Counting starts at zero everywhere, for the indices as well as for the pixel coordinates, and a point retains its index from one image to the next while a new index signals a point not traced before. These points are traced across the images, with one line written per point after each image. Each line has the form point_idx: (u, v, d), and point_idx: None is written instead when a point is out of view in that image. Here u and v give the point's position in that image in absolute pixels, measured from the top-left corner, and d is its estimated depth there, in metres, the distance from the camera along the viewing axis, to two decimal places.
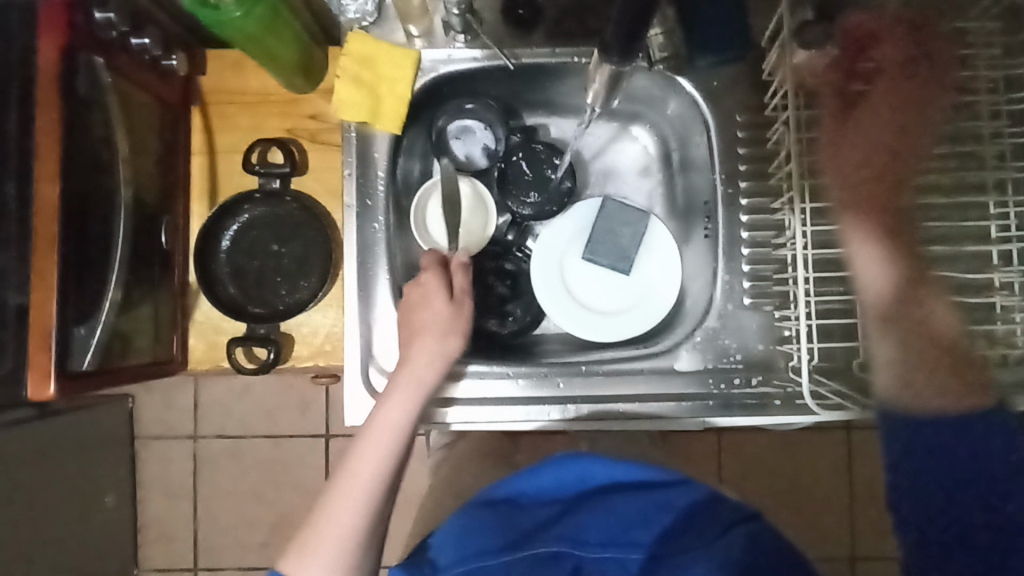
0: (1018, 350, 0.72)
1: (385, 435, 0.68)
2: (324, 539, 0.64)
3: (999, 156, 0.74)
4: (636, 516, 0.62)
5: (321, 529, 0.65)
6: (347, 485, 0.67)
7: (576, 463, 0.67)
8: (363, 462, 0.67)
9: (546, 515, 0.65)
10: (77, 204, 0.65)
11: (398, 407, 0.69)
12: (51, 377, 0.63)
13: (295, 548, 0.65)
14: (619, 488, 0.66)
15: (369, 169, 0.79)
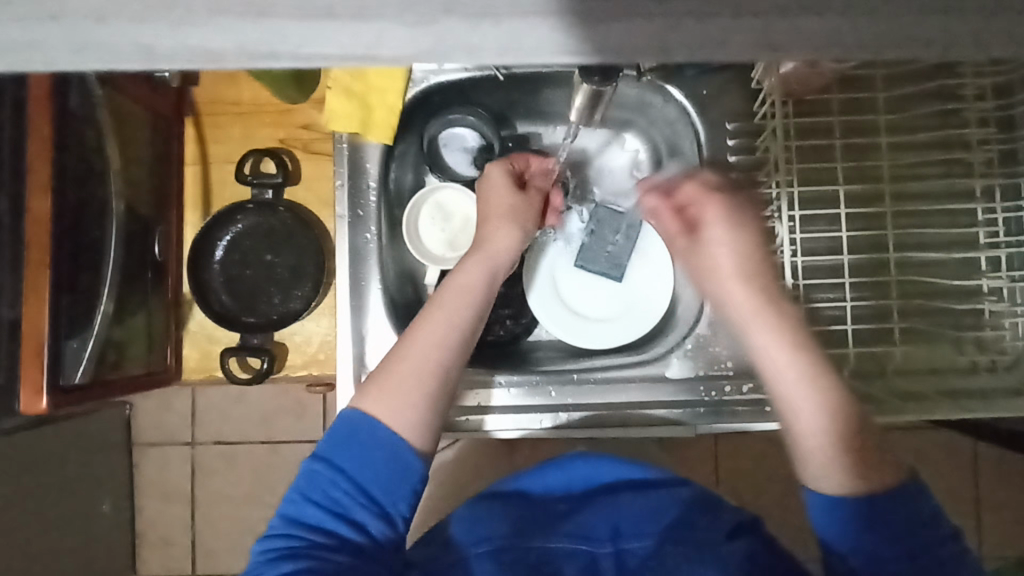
0: (1007, 357, 0.73)
1: (461, 304, 0.64)
2: (406, 376, 0.59)
3: (987, 162, 0.75)
4: (646, 509, 0.63)
5: (397, 374, 0.59)
6: (428, 333, 0.61)
7: (588, 464, 0.71)
8: (450, 308, 0.63)
9: (557, 507, 0.67)
10: (69, 217, 0.65)
11: (484, 266, 0.67)
12: (43, 392, 0.63)
13: (367, 388, 0.59)
14: (628, 486, 0.68)
15: (361, 179, 0.79)
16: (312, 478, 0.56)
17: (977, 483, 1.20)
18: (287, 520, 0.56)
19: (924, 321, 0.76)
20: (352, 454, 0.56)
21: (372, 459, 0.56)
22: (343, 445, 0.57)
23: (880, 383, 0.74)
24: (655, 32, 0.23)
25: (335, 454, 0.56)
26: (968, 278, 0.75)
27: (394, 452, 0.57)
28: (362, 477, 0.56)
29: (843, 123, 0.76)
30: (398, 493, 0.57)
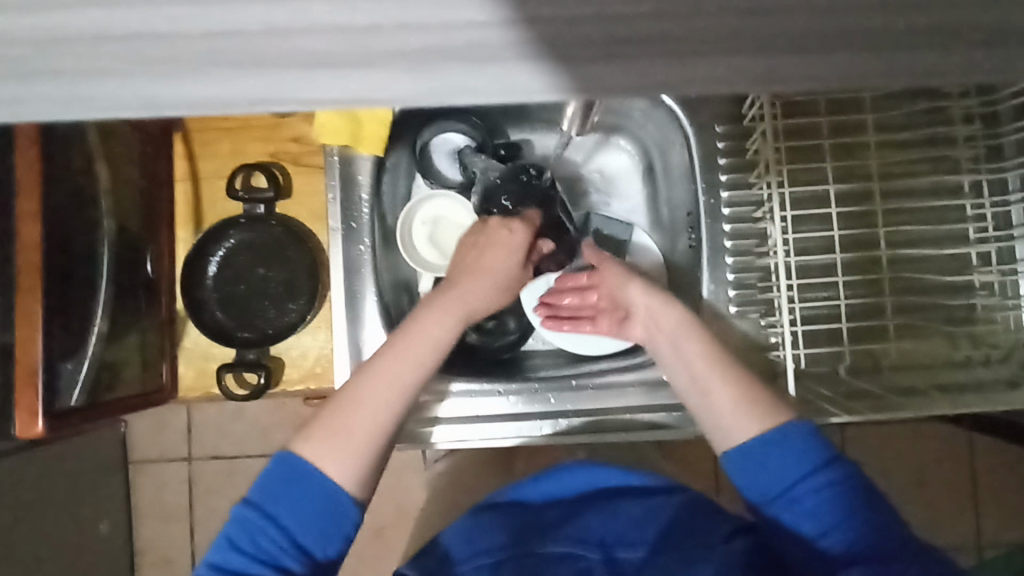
0: (1000, 349, 0.74)
1: (424, 359, 0.63)
2: (347, 422, 0.58)
3: (973, 158, 0.76)
4: (643, 515, 0.64)
5: (339, 413, 0.58)
6: (385, 375, 0.60)
7: (588, 470, 0.71)
8: (403, 362, 0.61)
9: (555, 517, 0.67)
10: (58, 239, 0.64)
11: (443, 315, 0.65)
12: (38, 416, 0.63)
13: (311, 432, 0.58)
14: (626, 493, 0.68)
15: (353, 192, 0.79)
16: (242, 524, 0.55)
17: (973, 472, 1.22)
18: (215, 570, 0.54)
19: (914, 316, 0.77)
20: (285, 497, 0.55)
21: (306, 507, 0.55)
22: (275, 488, 0.55)
23: (874, 378, 0.75)
24: (654, 79, 0.29)
25: (267, 497, 0.55)
26: (959, 274, 0.77)
27: (331, 502, 0.55)
28: (294, 524, 0.55)
29: (830, 122, 0.77)
30: (329, 540, 0.56)
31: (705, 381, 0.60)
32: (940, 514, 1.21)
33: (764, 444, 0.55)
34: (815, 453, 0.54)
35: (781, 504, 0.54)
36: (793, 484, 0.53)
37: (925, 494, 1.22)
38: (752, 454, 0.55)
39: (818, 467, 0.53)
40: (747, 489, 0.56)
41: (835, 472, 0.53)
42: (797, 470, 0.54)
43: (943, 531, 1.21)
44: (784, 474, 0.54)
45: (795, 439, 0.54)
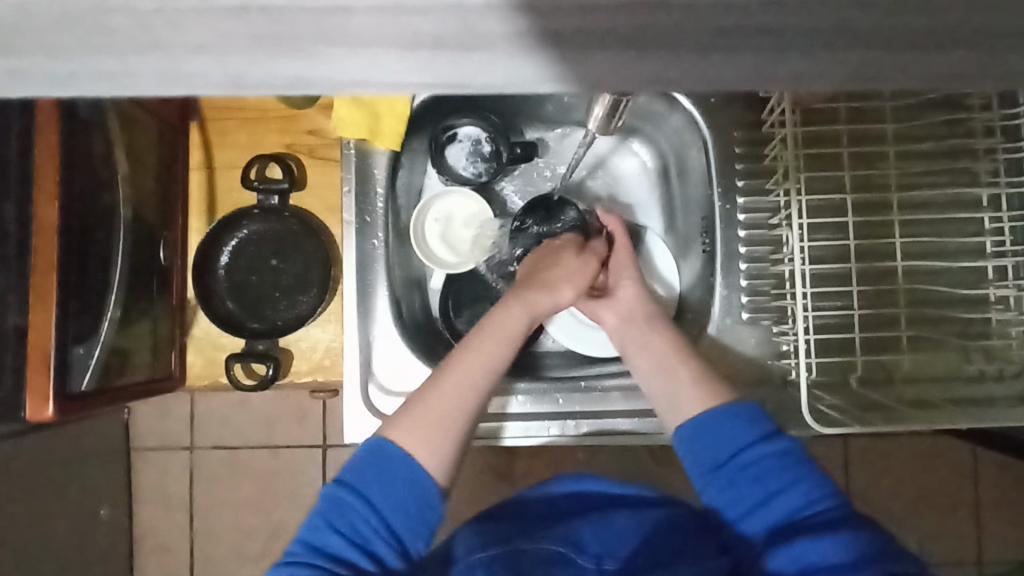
0: (1014, 365, 0.73)
1: (502, 347, 0.64)
2: (438, 412, 0.59)
3: (993, 172, 0.76)
4: (633, 525, 0.62)
5: (429, 405, 0.59)
6: (470, 371, 0.62)
7: (576, 481, 0.70)
8: (484, 351, 0.63)
9: (543, 521, 0.65)
10: (76, 222, 0.65)
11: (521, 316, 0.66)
12: (50, 399, 0.63)
13: (398, 418, 0.59)
14: (618, 502, 0.66)
15: (369, 186, 0.79)
16: (338, 506, 0.54)
17: (978, 488, 1.22)
18: (308, 548, 0.54)
19: (928, 329, 0.77)
20: (380, 481, 0.55)
21: (399, 489, 0.55)
22: (370, 472, 0.55)
23: (888, 390, 0.75)
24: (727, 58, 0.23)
25: (360, 478, 0.55)
26: (975, 287, 0.76)
27: (421, 488, 0.55)
28: (388, 510, 0.54)
29: (851, 131, 0.77)
30: (418, 529, 0.55)
31: (671, 366, 0.66)
32: (943, 528, 1.21)
33: (715, 419, 0.60)
34: (758, 426, 0.59)
35: (722, 478, 0.58)
36: (738, 452, 0.58)
37: (928, 508, 1.21)
38: (708, 421, 0.60)
39: (762, 437, 0.58)
40: (693, 465, 0.60)
41: (778, 442, 0.57)
42: (742, 440, 0.58)
43: (943, 544, 1.21)
44: (734, 440, 0.58)
45: (731, 416, 0.59)
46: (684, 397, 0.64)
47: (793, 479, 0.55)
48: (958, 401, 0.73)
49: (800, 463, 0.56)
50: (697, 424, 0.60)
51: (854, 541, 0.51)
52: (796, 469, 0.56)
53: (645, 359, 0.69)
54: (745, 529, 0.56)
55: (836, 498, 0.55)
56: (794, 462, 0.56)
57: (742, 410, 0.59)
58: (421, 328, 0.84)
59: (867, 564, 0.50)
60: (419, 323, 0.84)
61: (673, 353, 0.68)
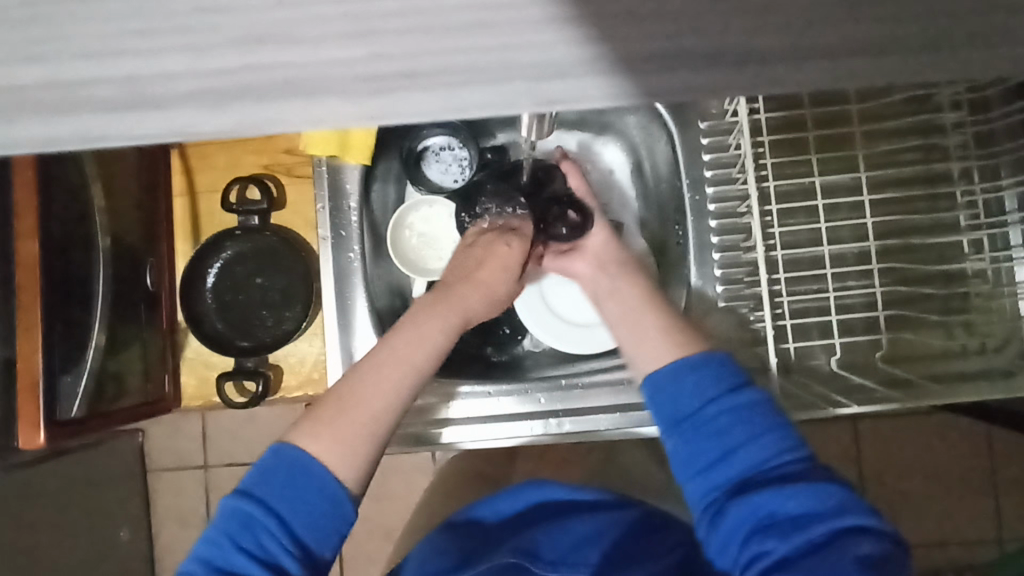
0: (997, 338, 0.73)
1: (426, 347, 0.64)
2: (357, 421, 0.58)
3: (963, 146, 0.75)
4: (588, 532, 0.68)
5: (345, 411, 0.58)
6: (389, 362, 0.62)
7: (538, 488, 0.76)
8: (406, 349, 0.63)
9: (504, 534, 0.72)
10: (57, 255, 0.67)
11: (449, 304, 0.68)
12: (41, 427, 0.65)
13: (314, 418, 0.58)
14: (579, 507, 0.73)
15: (341, 201, 0.80)
16: (238, 518, 0.53)
17: (993, 461, 1.20)
18: (210, 566, 0.52)
19: (906, 308, 0.77)
20: (284, 489, 0.54)
21: (303, 496, 0.54)
22: (274, 480, 0.54)
23: (867, 372, 0.75)
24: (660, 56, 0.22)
25: (264, 487, 0.54)
26: (951, 261, 0.76)
27: (331, 496, 0.54)
28: (290, 516, 0.53)
29: (815, 116, 0.77)
30: (325, 535, 0.54)
31: (632, 313, 0.67)
32: (959, 504, 1.20)
33: (680, 370, 0.57)
34: (726, 375, 0.55)
35: (685, 429, 0.55)
36: (703, 404, 0.55)
37: (941, 486, 1.20)
38: (673, 374, 0.57)
39: (729, 388, 0.54)
40: (658, 413, 0.57)
41: (744, 394, 0.54)
42: (706, 392, 0.55)
43: (959, 522, 1.20)
44: (701, 392, 0.55)
45: (698, 367, 0.56)
46: (651, 346, 0.62)
47: (759, 429, 0.52)
48: (941, 378, 0.73)
49: (765, 415, 0.53)
50: (666, 372, 0.57)
51: (817, 497, 0.48)
52: (764, 419, 0.53)
53: (616, 305, 0.69)
54: (697, 487, 0.54)
55: (802, 451, 0.52)
56: (760, 411, 0.53)
57: (711, 358, 0.56)
58: None
59: (831, 517, 0.46)
60: None
61: (642, 300, 0.68)
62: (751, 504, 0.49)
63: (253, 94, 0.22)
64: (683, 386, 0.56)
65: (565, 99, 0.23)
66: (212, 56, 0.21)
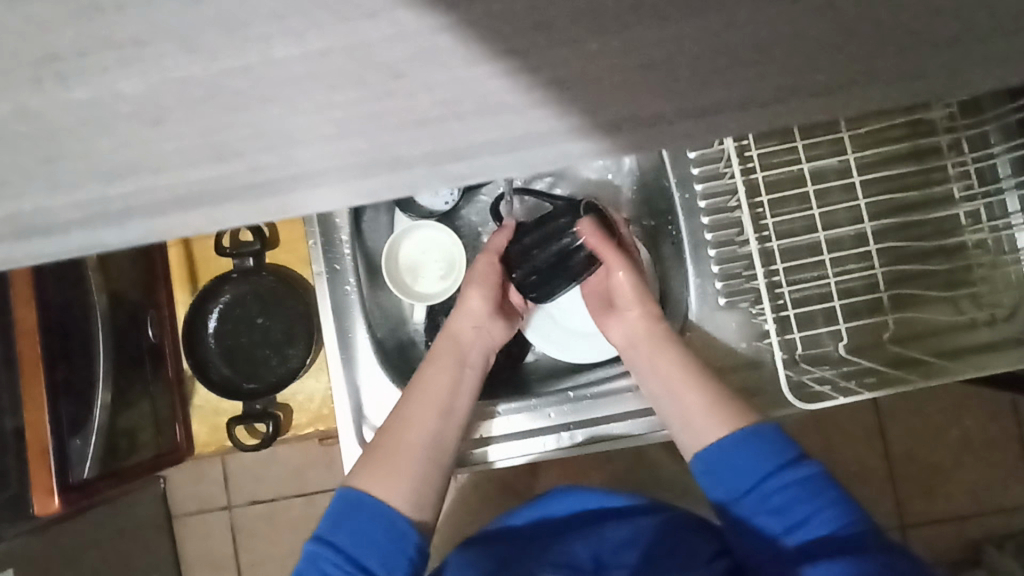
0: (1004, 307, 0.72)
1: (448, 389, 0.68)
2: (404, 452, 0.63)
3: (949, 117, 0.75)
4: (624, 540, 0.67)
5: (395, 450, 0.63)
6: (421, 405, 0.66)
7: (568, 495, 0.75)
8: (436, 387, 0.67)
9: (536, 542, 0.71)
10: (55, 321, 0.67)
11: (458, 343, 0.71)
12: (54, 492, 0.66)
13: (369, 465, 0.62)
14: (610, 516, 0.72)
15: (333, 236, 0.81)
16: (313, 559, 0.57)
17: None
18: None
19: (910, 285, 0.76)
20: (351, 529, 0.58)
21: (368, 532, 0.58)
22: (343, 521, 0.58)
23: (876, 354, 0.74)
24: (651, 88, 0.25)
25: (334, 530, 0.58)
26: (950, 234, 0.75)
27: (391, 526, 0.59)
28: (360, 552, 0.57)
29: None
30: (393, 564, 0.58)
31: (677, 388, 0.66)
32: (993, 474, 1.18)
33: (729, 444, 0.59)
34: (779, 450, 0.57)
35: (746, 505, 0.57)
36: (761, 481, 0.57)
37: (971, 456, 1.18)
38: (729, 449, 0.59)
39: (783, 464, 0.57)
40: (713, 490, 0.60)
41: (799, 470, 0.56)
42: (763, 468, 0.57)
43: (991, 491, 1.18)
44: (759, 466, 0.57)
45: (753, 439, 0.58)
46: (701, 426, 0.63)
47: (817, 505, 0.54)
48: (954, 353, 0.72)
49: (824, 488, 0.55)
50: (715, 451, 0.59)
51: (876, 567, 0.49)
52: (823, 494, 0.55)
53: (657, 378, 0.68)
54: (763, 556, 0.57)
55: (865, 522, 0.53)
56: (815, 488, 0.55)
57: (762, 433, 0.58)
58: (409, 365, 0.85)
59: None
60: (407, 359, 0.85)
61: (682, 365, 0.67)
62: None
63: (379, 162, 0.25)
64: (732, 453, 0.58)
65: (482, 170, 0.25)
66: (353, 130, 0.24)
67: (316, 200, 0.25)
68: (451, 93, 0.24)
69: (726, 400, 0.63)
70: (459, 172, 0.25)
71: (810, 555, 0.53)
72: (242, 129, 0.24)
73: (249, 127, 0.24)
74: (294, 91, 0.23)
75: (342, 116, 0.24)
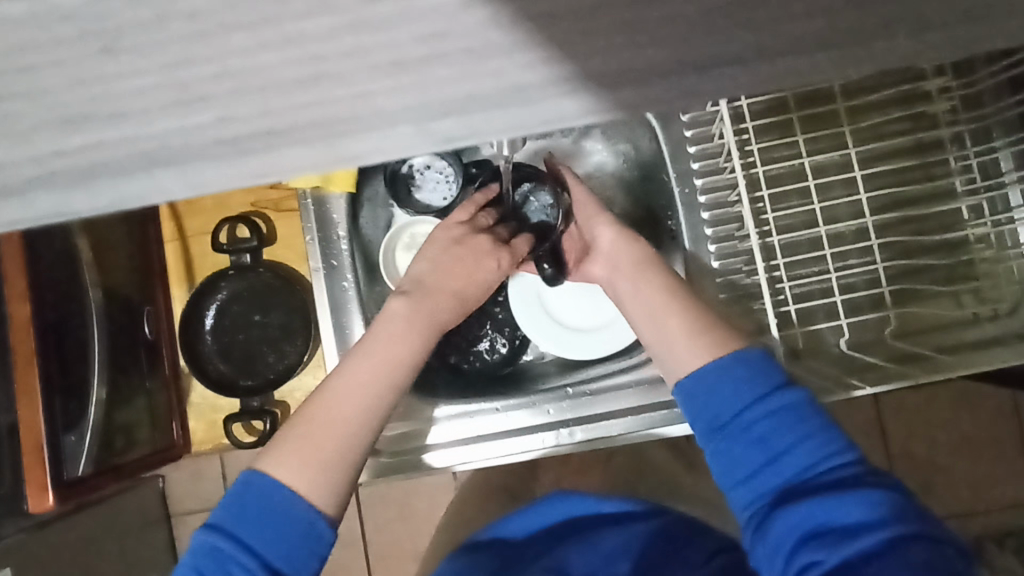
0: (1006, 303, 0.71)
1: (385, 368, 0.61)
2: (323, 430, 0.57)
3: (951, 111, 0.74)
4: (618, 546, 0.67)
5: (314, 432, 0.57)
6: (355, 376, 0.60)
7: (565, 499, 0.75)
8: (374, 363, 0.61)
9: (532, 549, 0.71)
10: (49, 316, 0.67)
11: (416, 308, 0.65)
12: (49, 489, 0.65)
13: (283, 443, 0.56)
14: (607, 521, 0.71)
15: (330, 231, 0.80)
16: (207, 551, 0.51)
17: None
18: None
19: (910, 281, 0.76)
20: (250, 516, 0.52)
21: (267, 523, 0.52)
22: (241, 511, 0.52)
23: (879, 350, 0.73)
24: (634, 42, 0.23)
25: (231, 519, 0.52)
26: (952, 229, 0.75)
27: (298, 518, 0.53)
28: (259, 546, 0.51)
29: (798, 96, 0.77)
30: (299, 556, 0.52)
31: (662, 316, 0.62)
32: (995, 471, 1.17)
33: (718, 372, 0.54)
34: (761, 380, 0.52)
35: (729, 438, 0.52)
36: (744, 409, 0.51)
37: (971, 453, 1.18)
38: (707, 378, 0.54)
39: (763, 394, 0.51)
40: (694, 420, 0.55)
41: (780, 399, 0.51)
42: (747, 396, 0.52)
43: (995, 488, 1.17)
44: (739, 396, 0.52)
45: (732, 368, 0.53)
46: (684, 350, 0.59)
47: (805, 433, 0.49)
48: (957, 347, 0.70)
49: (809, 415, 0.50)
50: (703, 378, 0.54)
51: (873, 505, 0.45)
52: (809, 422, 0.50)
53: (641, 305, 0.65)
54: (742, 498, 0.51)
55: (850, 454, 0.49)
56: (799, 417, 0.50)
57: (747, 359, 0.53)
58: None
59: (892, 527, 0.43)
60: None
61: (665, 304, 0.63)
62: (794, 515, 0.47)
63: (356, 117, 0.19)
64: (715, 381, 0.53)
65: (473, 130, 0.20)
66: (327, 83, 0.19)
67: (279, 165, 0.20)
68: (448, 35, 0.18)
69: (720, 330, 0.59)
70: (450, 130, 0.20)
71: (796, 487, 0.48)
72: (187, 74, 0.19)
73: (199, 70, 0.19)
74: (249, 20, 0.18)
75: (308, 60, 0.19)
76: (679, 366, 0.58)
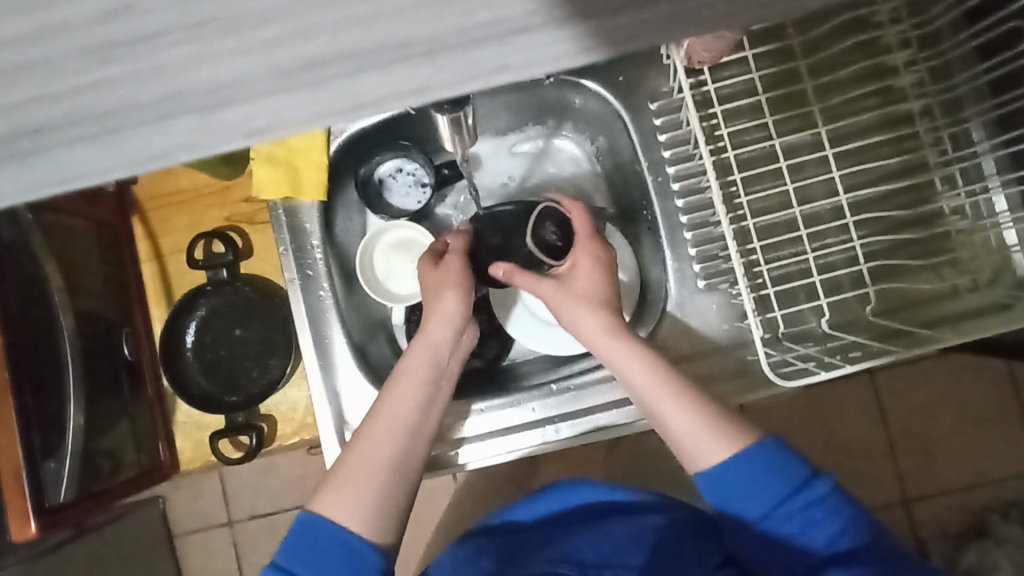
0: (985, 273, 0.71)
1: (409, 406, 0.62)
2: (361, 474, 0.60)
3: (918, 83, 0.74)
4: (630, 536, 0.65)
5: (353, 474, 0.60)
6: (384, 416, 0.62)
7: (575, 487, 0.72)
8: (398, 405, 0.62)
9: (540, 540, 0.68)
10: (21, 342, 0.66)
11: (429, 351, 0.64)
12: (30, 517, 0.65)
13: (329, 488, 0.60)
14: (615, 509, 0.69)
15: (304, 241, 0.79)
16: None
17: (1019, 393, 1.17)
18: None
19: (891, 257, 0.75)
20: (310, 554, 0.57)
21: (326, 554, 0.57)
22: (300, 547, 0.58)
23: (860, 329, 0.73)
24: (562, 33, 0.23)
25: (290, 559, 0.57)
26: (927, 202, 0.74)
27: (349, 548, 0.57)
28: None
29: (766, 77, 0.77)
30: None
31: (655, 407, 0.60)
32: (993, 442, 1.17)
33: (744, 461, 0.56)
34: (798, 468, 0.56)
35: (768, 526, 0.56)
36: (780, 503, 0.56)
37: (967, 426, 1.17)
38: (742, 465, 0.56)
39: (800, 485, 0.56)
40: (729, 507, 0.57)
41: (818, 487, 0.56)
42: (782, 489, 0.56)
43: (994, 459, 1.17)
44: (780, 487, 0.56)
45: (770, 455, 0.56)
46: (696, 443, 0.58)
47: (840, 524, 0.54)
48: (937, 320, 0.71)
49: (843, 504, 0.55)
50: (736, 466, 0.56)
51: None
52: (842, 511, 0.55)
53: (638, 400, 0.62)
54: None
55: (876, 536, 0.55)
56: (834, 504, 0.55)
57: (776, 450, 0.57)
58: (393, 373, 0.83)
59: None
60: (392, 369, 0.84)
61: (663, 393, 0.60)
62: None
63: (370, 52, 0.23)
64: (736, 467, 0.56)
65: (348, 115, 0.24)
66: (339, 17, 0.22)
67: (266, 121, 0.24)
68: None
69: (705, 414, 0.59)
70: (453, 77, 0.24)
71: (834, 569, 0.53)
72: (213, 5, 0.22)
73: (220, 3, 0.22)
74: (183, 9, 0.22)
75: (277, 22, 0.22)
76: (688, 455, 0.59)
